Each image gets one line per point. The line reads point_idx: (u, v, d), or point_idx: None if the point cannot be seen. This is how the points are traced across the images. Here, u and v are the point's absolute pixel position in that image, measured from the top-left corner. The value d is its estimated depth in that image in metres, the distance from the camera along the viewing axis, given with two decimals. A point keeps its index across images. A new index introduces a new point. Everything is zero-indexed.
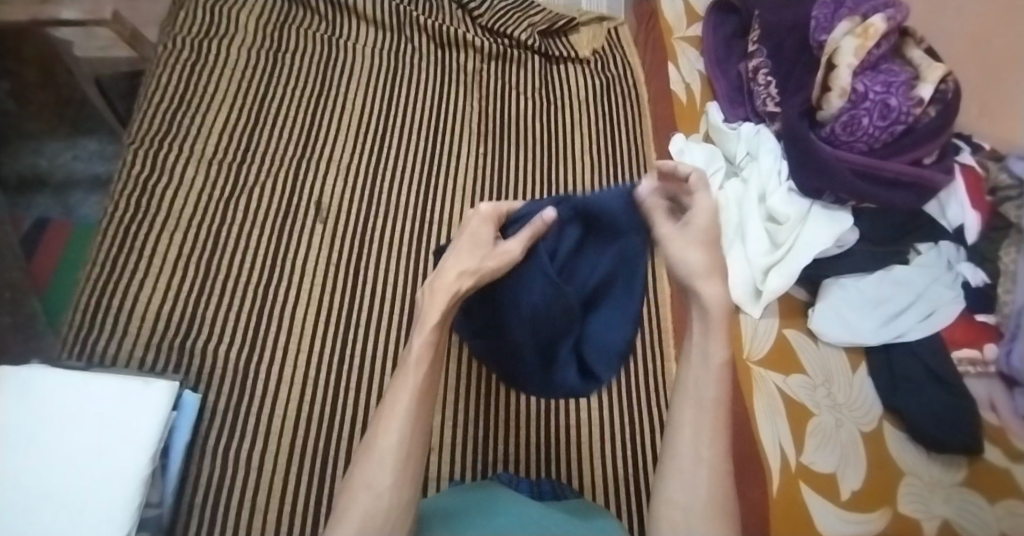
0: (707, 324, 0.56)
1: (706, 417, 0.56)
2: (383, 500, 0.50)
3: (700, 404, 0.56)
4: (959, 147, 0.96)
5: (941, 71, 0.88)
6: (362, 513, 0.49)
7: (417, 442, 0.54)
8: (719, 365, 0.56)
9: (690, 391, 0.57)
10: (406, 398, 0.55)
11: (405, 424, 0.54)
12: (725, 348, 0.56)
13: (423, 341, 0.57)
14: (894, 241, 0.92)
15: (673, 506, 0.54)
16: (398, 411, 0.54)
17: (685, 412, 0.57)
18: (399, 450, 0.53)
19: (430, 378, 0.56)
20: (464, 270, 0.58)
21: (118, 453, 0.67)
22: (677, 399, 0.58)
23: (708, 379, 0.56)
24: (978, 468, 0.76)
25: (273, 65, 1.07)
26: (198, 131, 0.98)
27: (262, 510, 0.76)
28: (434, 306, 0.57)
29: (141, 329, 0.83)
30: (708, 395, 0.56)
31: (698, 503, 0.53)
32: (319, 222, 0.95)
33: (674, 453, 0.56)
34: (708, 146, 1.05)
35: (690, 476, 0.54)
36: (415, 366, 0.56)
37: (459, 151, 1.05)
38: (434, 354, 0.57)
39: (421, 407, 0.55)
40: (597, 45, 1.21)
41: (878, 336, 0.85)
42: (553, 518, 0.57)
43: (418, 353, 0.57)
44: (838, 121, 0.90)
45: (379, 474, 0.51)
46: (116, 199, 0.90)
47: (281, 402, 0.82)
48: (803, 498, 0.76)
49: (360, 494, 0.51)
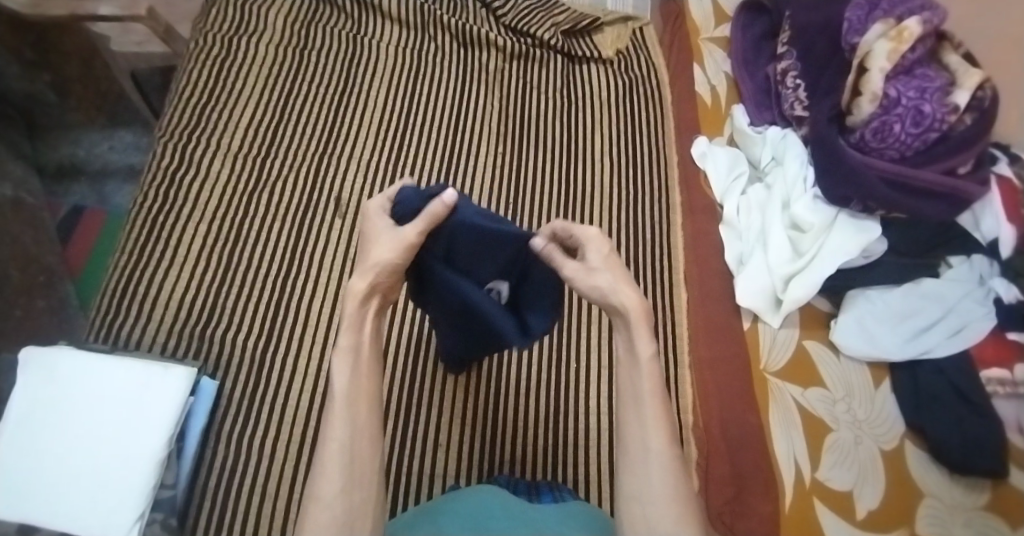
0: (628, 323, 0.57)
1: (647, 409, 0.56)
2: (336, 509, 0.51)
3: (639, 398, 0.57)
4: (996, 157, 0.92)
5: (979, 77, 0.84)
6: (317, 521, 0.50)
7: (362, 444, 0.54)
8: (649, 358, 0.57)
9: (629, 389, 0.58)
10: (340, 408, 0.55)
11: (345, 430, 0.54)
12: (650, 340, 0.56)
13: (344, 346, 0.57)
14: (923, 254, 0.88)
15: (632, 501, 0.54)
16: (336, 418, 0.54)
17: (627, 410, 0.57)
18: (344, 456, 0.53)
19: (358, 384, 0.56)
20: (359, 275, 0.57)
21: (135, 437, 0.68)
22: (620, 398, 0.59)
23: (641, 371, 0.57)
24: (1000, 493, 0.74)
25: (298, 63, 1.08)
26: (225, 125, 1.00)
27: (272, 496, 0.77)
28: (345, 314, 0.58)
29: (165, 316, 0.86)
30: (645, 388, 0.56)
31: (654, 494, 0.53)
32: (338, 218, 0.96)
33: (624, 448, 0.56)
34: (732, 151, 1.03)
35: (643, 470, 0.54)
36: (340, 370, 0.56)
37: (479, 149, 1.05)
38: (356, 355, 0.57)
39: (356, 409, 0.55)
40: (621, 45, 1.19)
41: (903, 351, 0.82)
42: (549, 520, 0.57)
43: (343, 357, 0.57)
44: (868, 127, 0.87)
45: (327, 481, 0.52)
46: (145, 189, 0.93)
47: (295, 391, 0.84)
48: (816, 514, 0.74)
49: (314, 508, 0.51)
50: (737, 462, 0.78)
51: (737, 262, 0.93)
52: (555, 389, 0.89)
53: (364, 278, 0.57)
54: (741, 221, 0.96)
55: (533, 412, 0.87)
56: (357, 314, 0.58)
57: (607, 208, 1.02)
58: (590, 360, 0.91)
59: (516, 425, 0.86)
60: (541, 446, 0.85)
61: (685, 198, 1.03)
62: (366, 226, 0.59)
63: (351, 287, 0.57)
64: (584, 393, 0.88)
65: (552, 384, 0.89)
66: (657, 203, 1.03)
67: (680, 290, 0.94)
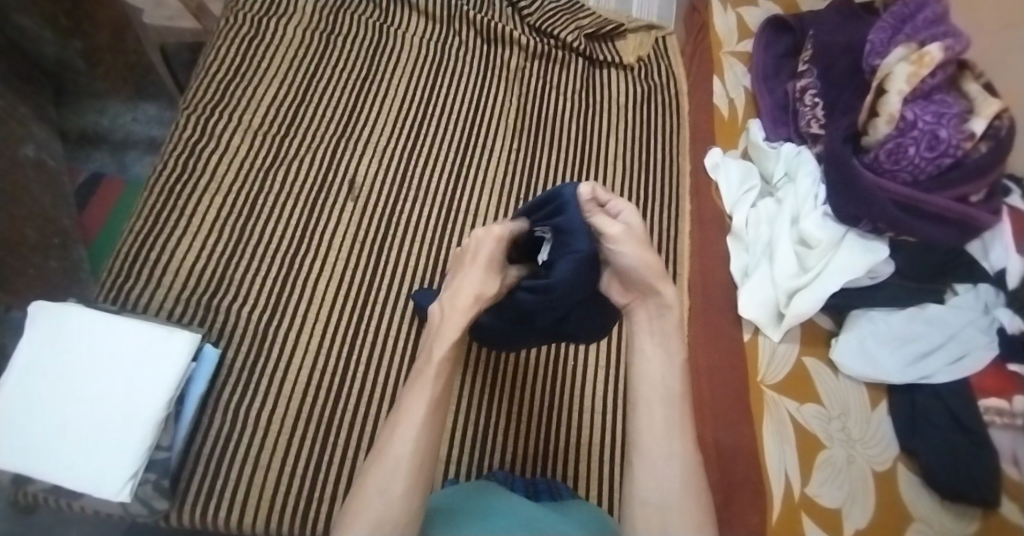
0: (666, 329, 0.66)
1: (673, 414, 0.62)
2: (393, 506, 0.53)
3: (666, 403, 0.63)
4: (1009, 189, 0.92)
5: (997, 106, 0.85)
6: (370, 513, 0.53)
7: (429, 449, 0.57)
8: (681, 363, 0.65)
9: (658, 389, 0.63)
10: (422, 409, 0.59)
11: (418, 434, 0.57)
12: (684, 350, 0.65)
13: (442, 352, 0.62)
14: (929, 278, 0.88)
15: (647, 505, 0.58)
16: (414, 422, 0.58)
17: (654, 409, 0.63)
18: (411, 458, 0.56)
19: (443, 392, 0.60)
20: (477, 292, 0.64)
21: (136, 396, 0.69)
22: (637, 403, 0.64)
23: (672, 379, 0.64)
24: (991, 523, 0.74)
25: (324, 46, 1.10)
26: (248, 102, 1.02)
27: (263, 467, 0.79)
28: (453, 325, 0.63)
29: (174, 283, 0.87)
30: (675, 391, 0.63)
31: (671, 497, 0.58)
32: (350, 201, 0.97)
33: (644, 449, 0.61)
34: (745, 164, 1.03)
35: (664, 473, 0.59)
36: (434, 374, 0.61)
37: (494, 144, 1.06)
38: (452, 365, 0.62)
39: (434, 417, 0.59)
40: (642, 53, 1.20)
41: (902, 374, 0.82)
42: (548, 520, 0.60)
43: (439, 363, 0.61)
44: (883, 148, 0.87)
45: (392, 480, 0.54)
46: (165, 158, 0.94)
47: (294, 367, 0.85)
48: (803, 530, 0.74)
49: (372, 498, 0.54)
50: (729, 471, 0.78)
51: (742, 274, 0.93)
52: (552, 386, 0.89)
53: (470, 300, 0.64)
54: (749, 234, 0.96)
55: (529, 406, 0.88)
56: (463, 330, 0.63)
57: None
58: (588, 360, 0.91)
59: (510, 419, 0.87)
60: (533, 440, 0.86)
61: (696, 208, 1.04)
62: (479, 243, 0.67)
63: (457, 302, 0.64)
64: (581, 392, 0.89)
65: (549, 380, 0.90)
66: (666, 211, 1.04)
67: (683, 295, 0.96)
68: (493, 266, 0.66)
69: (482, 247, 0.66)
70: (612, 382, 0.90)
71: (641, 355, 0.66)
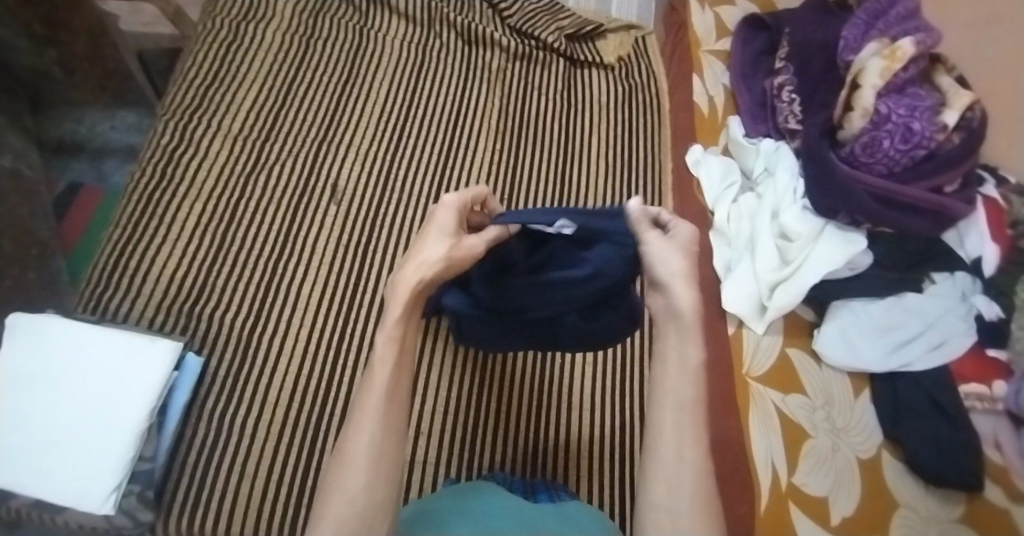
0: (681, 325, 0.56)
1: (687, 419, 0.54)
2: (358, 504, 0.50)
3: (680, 406, 0.54)
4: (983, 179, 0.93)
5: (968, 98, 0.87)
6: (335, 514, 0.49)
7: (390, 439, 0.53)
8: (697, 365, 0.55)
9: (669, 392, 0.55)
10: (376, 400, 0.54)
11: (375, 424, 0.53)
12: (701, 348, 0.55)
13: (386, 337, 0.56)
14: (908, 268, 0.90)
15: (657, 509, 0.52)
16: (368, 416, 0.53)
17: (665, 414, 0.54)
18: (370, 451, 0.52)
19: (397, 376, 0.55)
20: (424, 261, 0.57)
21: (118, 407, 0.69)
22: (653, 401, 0.56)
23: (687, 379, 0.55)
24: (976, 506, 0.75)
25: (304, 50, 1.09)
26: (227, 107, 1.01)
27: (250, 475, 0.78)
28: (397, 300, 0.56)
29: (154, 290, 0.86)
30: (688, 394, 0.55)
31: (683, 506, 0.51)
32: (333, 204, 0.97)
33: (655, 454, 0.54)
34: (726, 160, 1.05)
35: (676, 482, 0.52)
36: (381, 362, 0.55)
37: (476, 146, 1.07)
38: (399, 347, 0.56)
39: (391, 405, 0.55)
40: (623, 52, 1.21)
41: (884, 363, 0.83)
42: (548, 520, 0.60)
43: (386, 350, 0.56)
44: (858, 141, 0.89)
45: (352, 476, 0.51)
46: (144, 165, 0.93)
47: (279, 374, 0.84)
48: (791, 519, 0.75)
49: (336, 498, 0.50)
50: (717, 462, 0.78)
51: (725, 268, 0.94)
52: (540, 385, 0.90)
53: (415, 276, 0.57)
54: (732, 229, 0.97)
55: (517, 406, 0.88)
56: (408, 303, 0.56)
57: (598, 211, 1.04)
58: (575, 357, 0.92)
59: (498, 420, 0.87)
60: (521, 438, 0.86)
61: (678, 205, 1.04)
62: (432, 214, 0.60)
63: (401, 281, 0.57)
64: (569, 390, 0.90)
65: (536, 378, 0.90)
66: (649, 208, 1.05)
67: None
68: (447, 232, 0.59)
69: (435, 216, 0.60)
70: (599, 379, 0.91)
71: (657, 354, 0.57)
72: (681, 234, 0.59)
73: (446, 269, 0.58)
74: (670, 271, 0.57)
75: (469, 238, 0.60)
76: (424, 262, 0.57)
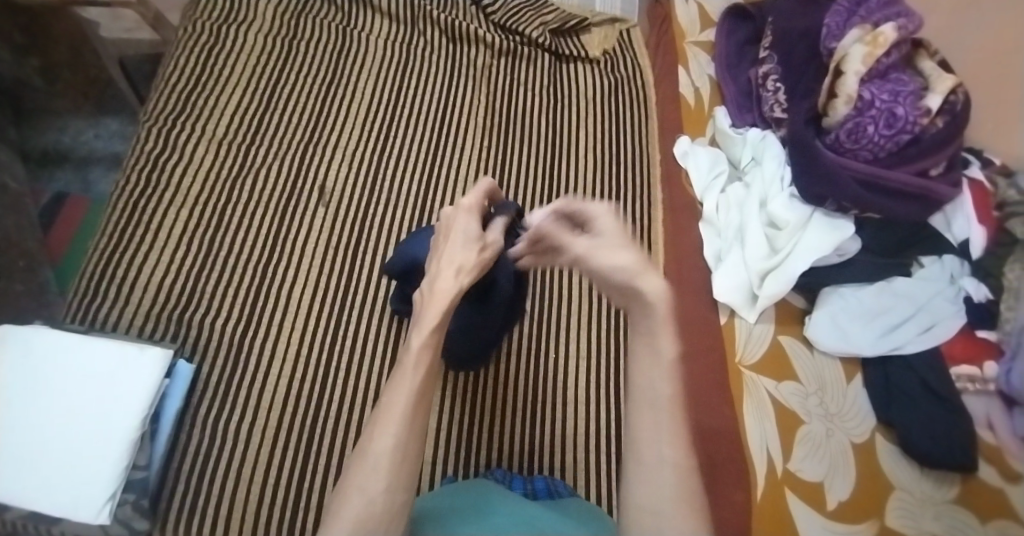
0: (652, 318, 0.51)
1: (665, 418, 0.50)
2: (378, 505, 0.48)
3: (655, 403, 0.50)
4: (968, 161, 0.94)
5: (951, 82, 0.87)
6: (353, 515, 0.48)
7: (413, 444, 0.52)
8: (670, 359, 0.50)
9: (643, 391, 0.51)
10: (405, 403, 0.52)
11: (401, 430, 0.51)
12: (674, 342, 0.51)
13: (422, 343, 0.54)
14: (896, 253, 0.90)
15: (643, 512, 0.49)
16: (395, 419, 0.51)
17: (642, 415, 0.50)
18: (394, 456, 0.50)
19: (428, 382, 0.53)
20: (461, 266, 0.57)
21: (109, 418, 0.68)
22: (631, 398, 0.52)
23: (661, 375, 0.50)
24: (971, 486, 0.75)
25: (287, 52, 1.09)
26: (211, 112, 1.00)
27: (246, 480, 0.78)
28: (435, 306, 0.55)
29: (143, 299, 0.86)
30: (664, 393, 0.50)
31: (668, 510, 0.48)
32: (321, 206, 0.97)
33: (636, 455, 0.50)
34: (714, 150, 1.05)
35: (660, 485, 0.48)
36: (413, 367, 0.53)
37: (463, 143, 1.06)
38: (433, 356, 0.54)
39: (418, 411, 0.52)
40: (608, 46, 1.21)
41: (875, 347, 0.84)
42: (549, 517, 0.60)
43: (419, 355, 0.53)
44: (843, 128, 0.89)
45: (372, 477, 0.49)
46: (128, 173, 0.93)
47: (272, 377, 0.84)
48: (787, 505, 0.75)
49: (353, 497, 0.49)
50: (712, 452, 0.79)
51: (715, 258, 0.94)
52: (534, 380, 0.90)
53: (454, 279, 0.56)
54: (721, 219, 0.97)
55: (512, 402, 0.88)
56: (447, 312, 0.55)
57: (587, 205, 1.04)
58: (569, 352, 0.92)
59: (494, 417, 0.87)
60: (517, 434, 0.86)
61: (667, 198, 1.05)
62: (451, 219, 0.61)
63: (441, 288, 0.55)
64: (562, 385, 0.90)
65: (531, 373, 0.90)
66: (638, 200, 1.05)
67: None
68: (473, 235, 0.59)
69: (455, 220, 0.60)
70: (593, 372, 0.91)
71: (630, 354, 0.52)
72: (607, 229, 0.54)
73: (478, 271, 0.59)
74: (624, 271, 0.51)
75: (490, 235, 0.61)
76: (459, 263, 0.57)
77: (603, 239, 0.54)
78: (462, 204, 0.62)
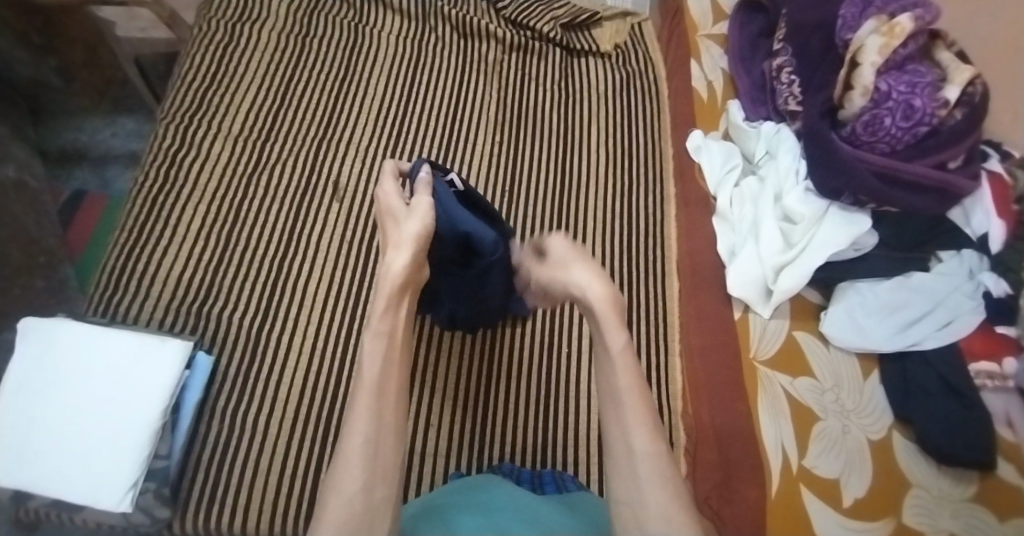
0: (599, 320, 0.61)
1: (625, 406, 0.56)
2: (357, 504, 0.49)
3: (615, 394, 0.57)
4: (987, 154, 0.92)
5: (969, 73, 0.85)
6: (337, 515, 0.48)
7: (384, 438, 0.54)
8: (620, 350, 0.58)
9: (607, 388, 0.59)
10: (368, 398, 0.55)
11: (369, 424, 0.53)
12: (621, 334, 0.59)
13: (373, 336, 0.60)
14: (913, 248, 0.89)
15: (622, 502, 0.52)
16: (359, 414, 0.54)
17: (608, 411, 0.57)
18: (365, 451, 0.52)
19: (387, 372, 0.58)
20: (401, 244, 0.63)
21: (129, 410, 0.69)
22: (602, 400, 0.59)
23: (615, 366, 0.58)
24: (990, 484, 0.74)
25: (301, 50, 1.09)
26: (227, 109, 1.01)
27: (265, 470, 0.78)
28: (385, 288, 0.62)
29: (162, 293, 0.86)
30: (621, 383, 0.57)
31: (644, 496, 0.51)
32: (336, 201, 0.97)
33: (610, 449, 0.55)
34: (727, 145, 1.04)
35: (634, 472, 0.53)
36: (371, 362, 0.58)
37: (476, 138, 1.06)
38: (387, 346, 0.59)
39: (382, 404, 0.55)
40: (619, 40, 1.20)
41: (892, 343, 0.82)
42: (554, 517, 0.60)
43: (374, 348, 0.59)
44: (859, 121, 0.88)
45: (348, 478, 0.50)
46: (146, 169, 0.94)
47: (289, 368, 0.84)
48: (802, 501, 0.75)
49: (333, 500, 0.49)
50: (722, 448, 0.79)
51: (729, 252, 0.93)
52: (547, 373, 0.90)
53: (400, 257, 0.63)
54: (734, 214, 0.96)
55: (524, 397, 0.88)
56: (397, 282, 0.62)
57: (600, 199, 1.03)
58: (581, 347, 0.92)
59: (507, 411, 0.87)
60: (530, 427, 0.86)
61: (680, 192, 1.04)
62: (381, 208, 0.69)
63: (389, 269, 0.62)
64: (574, 379, 0.90)
65: (544, 367, 0.90)
66: (651, 194, 1.05)
67: (672, 277, 0.98)
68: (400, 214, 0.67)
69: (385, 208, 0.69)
70: None
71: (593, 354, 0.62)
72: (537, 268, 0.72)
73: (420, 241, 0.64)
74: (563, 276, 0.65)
75: (416, 203, 0.67)
76: (400, 241, 0.64)
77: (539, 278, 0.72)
78: (382, 191, 0.70)
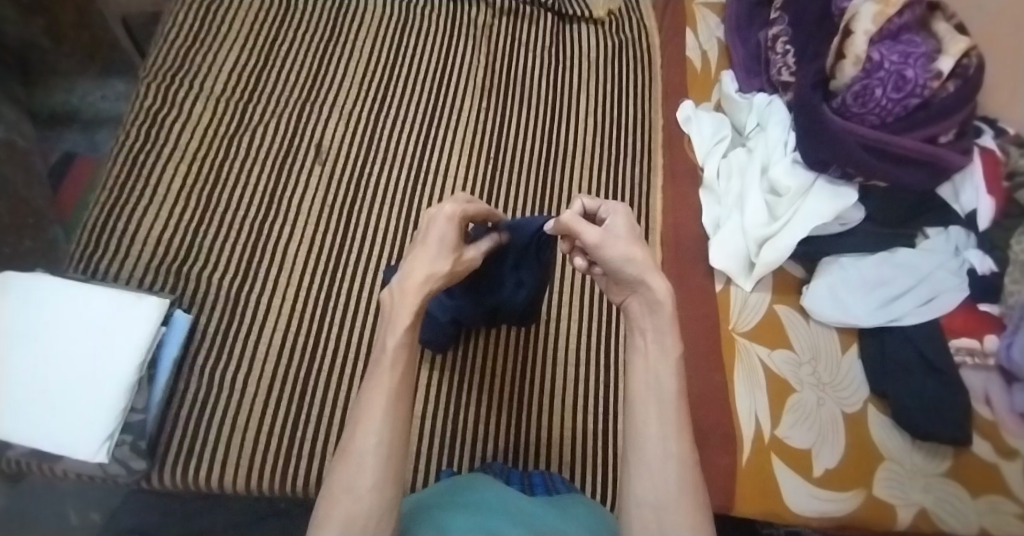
0: (660, 322, 0.58)
1: (669, 414, 0.56)
2: (365, 501, 0.50)
3: (663, 399, 0.56)
4: (981, 130, 0.90)
5: (964, 44, 0.83)
6: (346, 514, 0.50)
7: (398, 437, 0.54)
8: (675, 357, 0.58)
9: (650, 389, 0.57)
10: (383, 401, 0.54)
11: (383, 426, 0.53)
12: (680, 342, 0.58)
13: (396, 343, 0.56)
14: (899, 224, 0.88)
15: (644, 506, 0.54)
16: (372, 417, 0.53)
17: (647, 412, 0.56)
18: (379, 452, 0.52)
19: (405, 381, 0.56)
20: (432, 275, 0.58)
21: (105, 365, 0.70)
22: (630, 403, 0.58)
23: (664, 375, 0.57)
24: (965, 460, 0.74)
25: (285, 9, 1.09)
26: (207, 68, 1.01)
27: (241, 427, 0.80)
28: (404, 313, 0.57)
29: (143, 252, 0.87)
30: (669, 388, 0.57)
31: (668, 498, 0.53)
32: (319, 163, 0.97)
33: (638, 449, 0.55)
34: (718, 116, 1.02)
35: (658, 472, 0.54)
36: (390, 366, 0.55)
37: (463, 104, 1.05)
38: (408, 357, 0.56)
39: (400, 406, 0.55)
40: (613, 6, 1.18)
41: (872, 318, 0.82)
42: (546, 517, 0.61)
43: (394, 355, 0.56)
44: (849, 91, 0.86)
45: (359, 474, 0.51)
46: (128, 127, 0.94)
47: (268, 330, 0.85)
48: (772, 471, 0.76)
49: (343, 497, 0.51)
50: (698, 417, 0.81)
51: (714, 225, 0.92)
52: (527, 342, 0.92)
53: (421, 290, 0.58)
54: (721, 186, 0.95)
55: (504, 369, 0.90)
56: (416, 316, 0.57)
57: (587, 169, 1.03)
58: (562, 317, 0.93)
59: (484, 379, 0.89)
60: (506, 393, 0.89)
61: (668, 162, 1.03)
62: (432, 219, 0.62)
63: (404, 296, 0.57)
64: (552, 348, 0.91)
65: (523, 337, 0.92)
66: (638, 165, 1.04)
67: (654, 248, 0.98)
68: (451, 244, 0.61)
69: (435, 224, 0.61)
70: (586, 336, 0.92)
71: (633, 355, 0.60)
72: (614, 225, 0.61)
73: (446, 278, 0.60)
74: (637, 266, 0.58)
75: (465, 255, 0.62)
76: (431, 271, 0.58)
77: (615, 235, 0.60)
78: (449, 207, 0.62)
